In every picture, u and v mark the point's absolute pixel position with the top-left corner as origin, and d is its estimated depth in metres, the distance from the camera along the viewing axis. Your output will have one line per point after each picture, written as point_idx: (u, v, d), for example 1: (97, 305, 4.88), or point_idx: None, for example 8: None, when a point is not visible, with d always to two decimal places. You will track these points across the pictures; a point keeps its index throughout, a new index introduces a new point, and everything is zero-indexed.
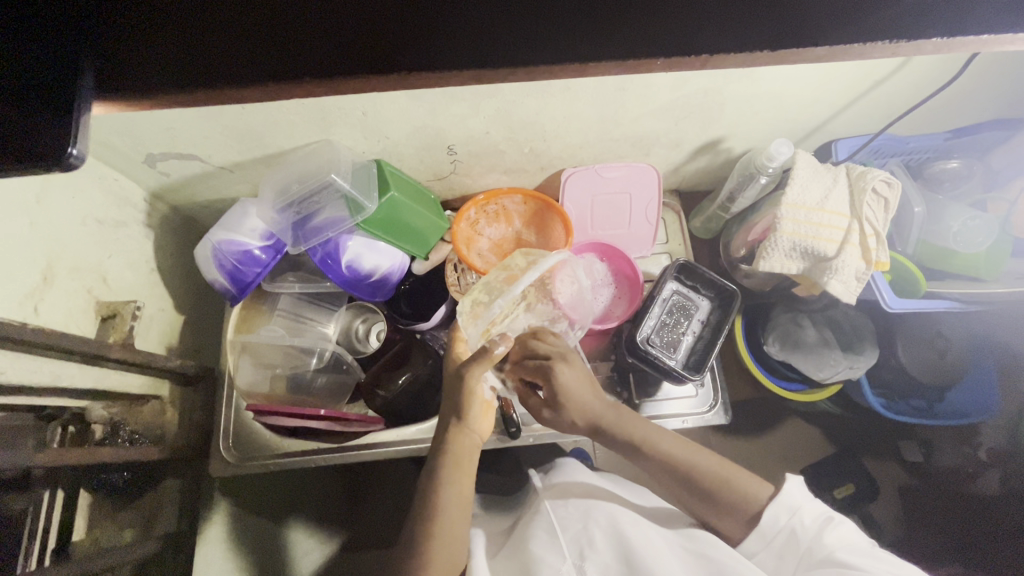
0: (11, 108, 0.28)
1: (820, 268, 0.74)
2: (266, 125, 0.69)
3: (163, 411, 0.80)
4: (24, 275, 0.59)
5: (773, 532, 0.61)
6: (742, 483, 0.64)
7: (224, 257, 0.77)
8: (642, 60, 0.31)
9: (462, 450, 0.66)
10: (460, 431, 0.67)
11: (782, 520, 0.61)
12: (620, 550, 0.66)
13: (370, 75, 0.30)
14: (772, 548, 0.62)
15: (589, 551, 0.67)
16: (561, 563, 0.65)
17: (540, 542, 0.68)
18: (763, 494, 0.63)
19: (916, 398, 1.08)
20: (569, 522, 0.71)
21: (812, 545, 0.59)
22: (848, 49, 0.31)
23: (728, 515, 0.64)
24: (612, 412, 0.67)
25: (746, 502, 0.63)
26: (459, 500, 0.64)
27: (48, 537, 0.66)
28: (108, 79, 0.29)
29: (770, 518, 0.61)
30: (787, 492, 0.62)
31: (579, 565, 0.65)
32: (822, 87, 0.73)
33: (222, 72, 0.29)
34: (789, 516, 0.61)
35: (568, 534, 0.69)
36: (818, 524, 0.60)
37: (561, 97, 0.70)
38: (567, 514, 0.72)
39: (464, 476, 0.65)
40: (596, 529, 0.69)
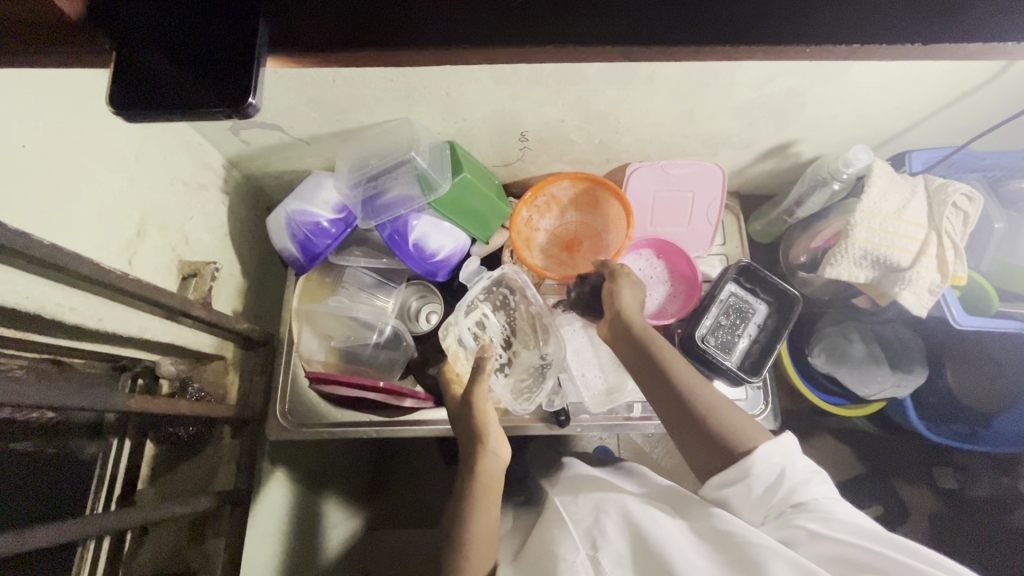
0: (198, 58, 0.29)
1: (891, 278, 0.73)
2: (352, 98, 0.71)
3: (225, 373, 0.83)
4: (120, 227, 0.61)
5: (760, 466, 0.59)
6: (735, 427, 0.62)
7: (296, 227, 0.78)
8: (787, 47, 0.32)
9: (489, 470, 0.67)
10: (483, 453, 0.67)
11: (774, 459, 0.59)
12: (631, 537, 0.62)
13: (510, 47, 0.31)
14: (754, 490, 0.59)
15: (601, 541, 0.62)
16: (573, 555, 0.61)
17: (556, 540, 0.65)
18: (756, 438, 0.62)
19: (960, 424, 1.07)
20: (579, 516, 0.68)
21: (793, 487, 0.58)
22: (1000, 47, 0.31)
23: (706, 449, 0.63)
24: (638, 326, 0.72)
25: (737, 448, 0.61)
26: (490, 526, 0.65)
27: (116, 482, 0.72)
28: (282, 37, 0.30)
29: (763, 454, 0.59)
30: (779, 439, 0.61)
31: (593, 557, 0.61)
32: (909, 95, 0.72)
33: (391, 36, 0.31)
34: (781, 456, 0.59)
35: (579, 528, 0.66)
36: (806, 473, 0.59)
37: (642, 89, 0.70)
38: (576, 510, 0.70)
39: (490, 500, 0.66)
40: (605, 519, 0.66)
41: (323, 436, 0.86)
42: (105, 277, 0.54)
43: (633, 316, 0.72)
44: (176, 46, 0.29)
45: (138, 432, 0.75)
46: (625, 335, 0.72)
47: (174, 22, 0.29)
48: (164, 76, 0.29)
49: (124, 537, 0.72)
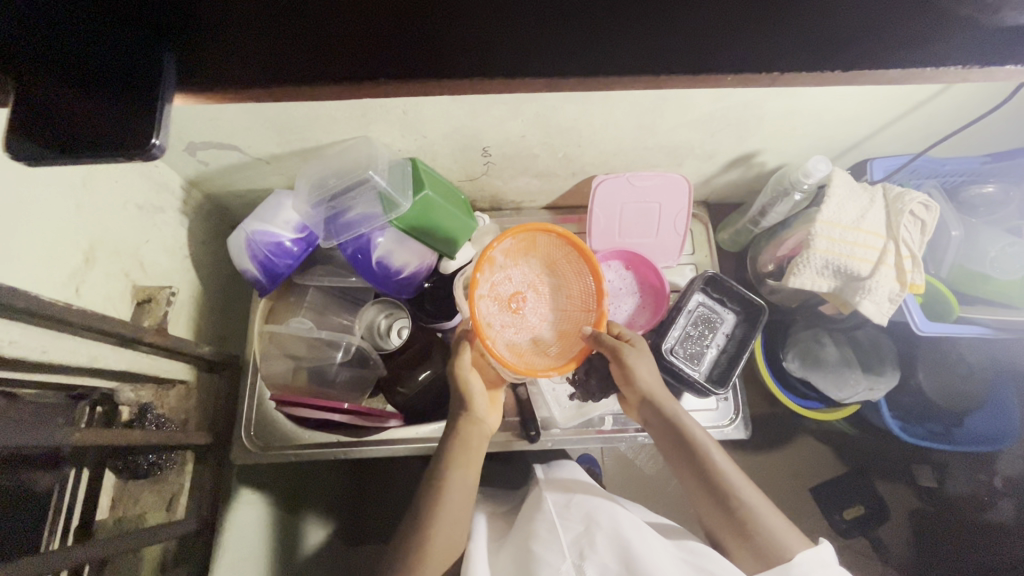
0: (100, 99, 0.28)
1: (852, 288, 0.73)
2: (307, 118, 0.70)
3: (189, 398, 0.81)
4: (66, 256, 0.60)
5: (797, 573, 0.57)
6: (775, 531, 0.62)
7: (256, 248, 0.77)
8: (711, 75, 0.32)
9: (469, 430, 0.72)
10: (466, 418, 0.73)
11: (814, 567, 0.58)
12: (621, 553, 0.62)
13: (432, 80, 0.31)
14: None
15: (589, 552, 0.63)
16: (560, 562, 0.61)
17: (542, 542, 0.65)
18: (799, 546, 0.61)
19: (935, 423, 1.08)
20: (571, 525, 0.68)
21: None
22: (921, 72, 0.31)
23: (741, 545, 0.64)
24: (668, 406, 0.73)
25: (776, 552, 0.60)
26: (463, 489, 0.67)
27: (72, 514, 0.69)
28: (192, 74, 0.29)
29: (804, 561, 0.58)
30: (821, 549, 0.60)
31: (579, 565, 0.61)
32: (864, 106, 0.72)
33: (306, 70, 0.30)
34: (821, 567, 0.58)
35: (569, 534, 0.66)
36: None
37: (600, 104, 0.70)
38: (568, 517, 0.70)
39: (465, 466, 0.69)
40: (597, 532, 0.65)
41: (291, 458, 0.85)
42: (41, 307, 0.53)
43: (656, 395, 0.74)
44: (74, 88, 0.28)
45: (97, 461, 0.72)
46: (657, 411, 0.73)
47: (74, 61, 0.28)
48: (64, 118, 0.28)
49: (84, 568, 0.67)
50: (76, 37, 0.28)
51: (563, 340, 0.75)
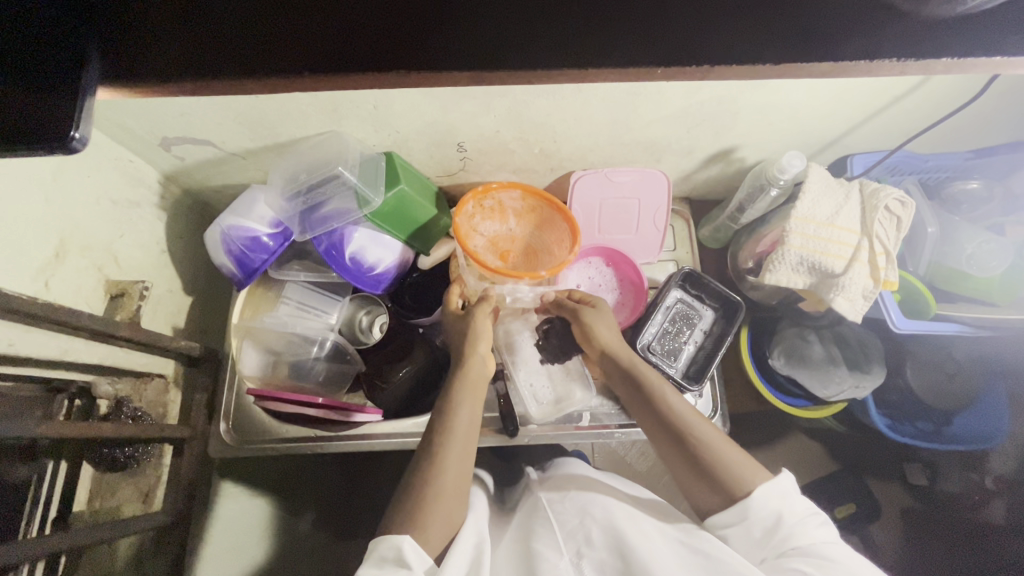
0: (20, 93, 0.28)
1: (826, 285, 0.73)
2: (278, 113, 0.70)
3: (166, 392, 0.82)
4: (35, 250, 0.60)
5: (756, 509, 0.60)
6: (734, 468, 0.63)
7: (232, 242, 0.77)
8: (643, 69, 0.32)
9: (475, 370, 0.71)
10: (472, 358, 0.72)
11: (773, 502, 0.60)
12: (617, 544, 0.60)
13: (363, 74, 0.31)
14: (748, 524, 0.60)
15: (586, 548, 0.61)
16: (557, 559, 0.60)
17: (540, 538, 0.63)
18: (756, 478, 0.62)
19: (923, 421, 1.07)
20: (566, 518, 0.66)
21: (792, 532, 0.58)
22: (854, 66, 0.31)
23: (703, 487, 0.64)
24: (625, 356, 0.74)
25: (732, 484, 0.62)
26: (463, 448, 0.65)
27: (50, 505, 0.70)
28: (118, 68, 0.29)
29: (760, 498, 0.60)
30: (777, 480, 0.62)
31: (576, 562, 0.59)
32: (838, 101, 0.72)
33: (229, 64, 0.30)
34: (777, 500, 0.60)
35: (565, 530, 0.64)
36: (805, 516, 0.59)
37: (572, 99, 0.70)
38: (563, 510, 0.68)
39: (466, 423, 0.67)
40: (593, 524, 0.64)
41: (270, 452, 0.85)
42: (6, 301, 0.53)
43: (617, 350, 0.75)
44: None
45: (74, 454, 0.73)
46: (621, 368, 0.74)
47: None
48: None
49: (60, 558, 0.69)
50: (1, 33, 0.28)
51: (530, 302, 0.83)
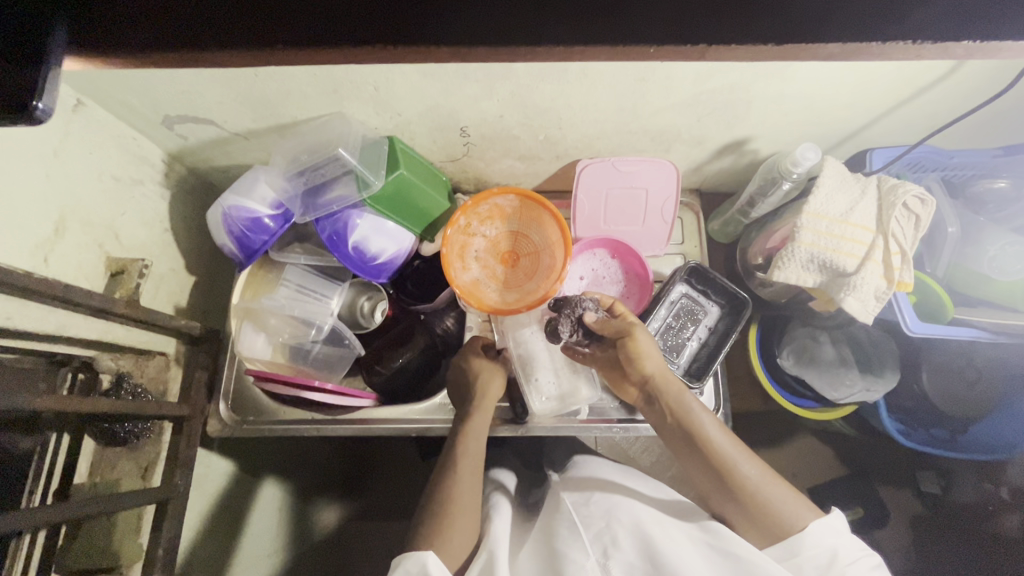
0: None
1: (837, 284, 0.70)
2: (278, 93, 0.69)
3: (168, 369, 0.83)
4: (34, 226, 0.61)
5: (808, 546, 0.60)
6: (779, 507, 0.62)
7: (233, 223, 0.77)
8: (634, 49, 0.30)
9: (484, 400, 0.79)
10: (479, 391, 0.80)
11: (825, 541, 0.60)
12: (646, 550, 0.61)
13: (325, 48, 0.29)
14: (797, 558, 0.60)
15: (613, 549, 0.62)
16: (584, 559, 0.61)
17: (564, 539, 0.64)
18: (805, 515, 0.62)
19: (938, 428, 1.05)
20: (592, 520, 0.66)
21: (843, 569, 0.58)
22: (864, 48, 0.29)
23: (749, 521, 0.64)
24: (666, 381, 0.71)
25: (783, 525, 0.62)
26: (473, 486, 0.70)
27: (53, 476, 0.72)
28: (86, 34, 0.28)
29: (815, 534, 0.60)
30: (830, 519, 0.62)
31: (603, 564, 0.60)
32: (859, 91, 0.68)
33: (197, 35, 0.29)
34: (834, 537, 0.60)
35: (592, 532, 0.65)
36: (856, 557, 0.59)
37: (578, 84, 0.67)
38: (590, 512, 0.68)
39: (473, 467, 0.72)
40: (619, 527, 0.64)
41: (265, 433, 0.85)
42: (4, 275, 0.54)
43: (659, 378, 0.72)
44: None
45: (77, 427, 0.75)
46: (659, 400, 0.72)
47: None
48: None
49: (60, 529, 0.71)
50: None
51: (523, 299, 0.82)
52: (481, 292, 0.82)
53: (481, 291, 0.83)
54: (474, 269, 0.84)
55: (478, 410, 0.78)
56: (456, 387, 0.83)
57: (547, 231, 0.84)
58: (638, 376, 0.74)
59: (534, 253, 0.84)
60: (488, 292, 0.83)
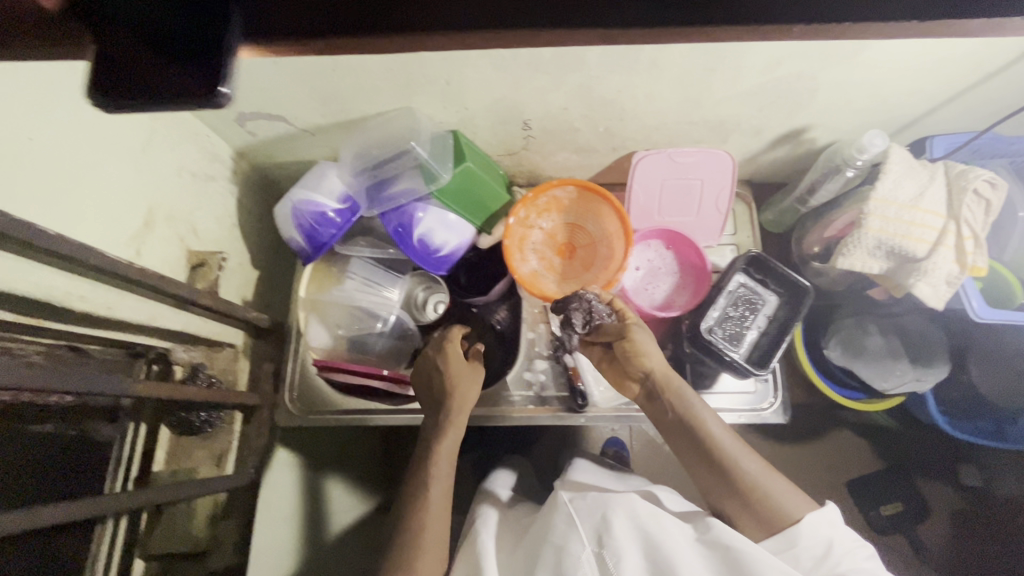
0: (157, 42, 0.29)
1: (906, 269, 0.70)
2: (352, 88, 0.71)
3: (238, 360, 0.85)
4: (128, 219, 0.63)
5: (805, 536, 0.61)
6: (779, 499, 0.64)
7: (302, 217, 0.79)
8: (774, 27, 0.31)
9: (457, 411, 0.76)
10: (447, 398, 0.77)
11: (822, 530, 0.62)
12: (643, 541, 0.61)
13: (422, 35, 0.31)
14: (796, 549, 0.61)
15: (609, 540, 0.62)
16: (582, 550, 0.61)
17: (559, 531, 0.64)
18: (800, 508, 0.63)
19: (986, 420, 1.03)
20: (587, 511, 0.67)
21: (839, 559, 0.60)
22: (1004, 24, 0.29)
23: (746, 514, 0.65)
24: (665, 377, 0.72)
25: (781, 517, 0.63)
26: (441, 504, 0.70)
27: (132, 463, 0.76)
28: (258, 23, 0.30)
29: (811, 525, 0.62)
30: (825, 510, 0.63)
31: (600, 554, 0.61)
32: (928, 76, 0.68)
33: (355, 23, 0.30)
34: (829, 527, 0.62)
35: (586, 523, 0.65)
36: (849, 546, 0.61)
37: (646, 74, 0.68)
38: (584, 505, 0.68)
39: (443, 472, 0.72)
40: (616, 517, 0.65)
41: (332, 423, 0.87)
42: (119, 267, 0.55)
43: (660, 375, 0.72)
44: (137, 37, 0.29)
45: (152, 416, 0.79)
46: (661, 397, 0.72)
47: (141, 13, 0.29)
48: (130, 62, 0.29)
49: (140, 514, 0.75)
50: None
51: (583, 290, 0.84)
52: (543, 283, 0.84)
53: (541, 282, 0.84)
54: (533, 261, 0.85)
55: (453, 426, 0.75)
56: (426, 389, 0.79)
57: (604, 223, 0.86)
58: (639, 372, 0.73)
59: (591, 245, 0.86)
60: (549, 282, 0.84)
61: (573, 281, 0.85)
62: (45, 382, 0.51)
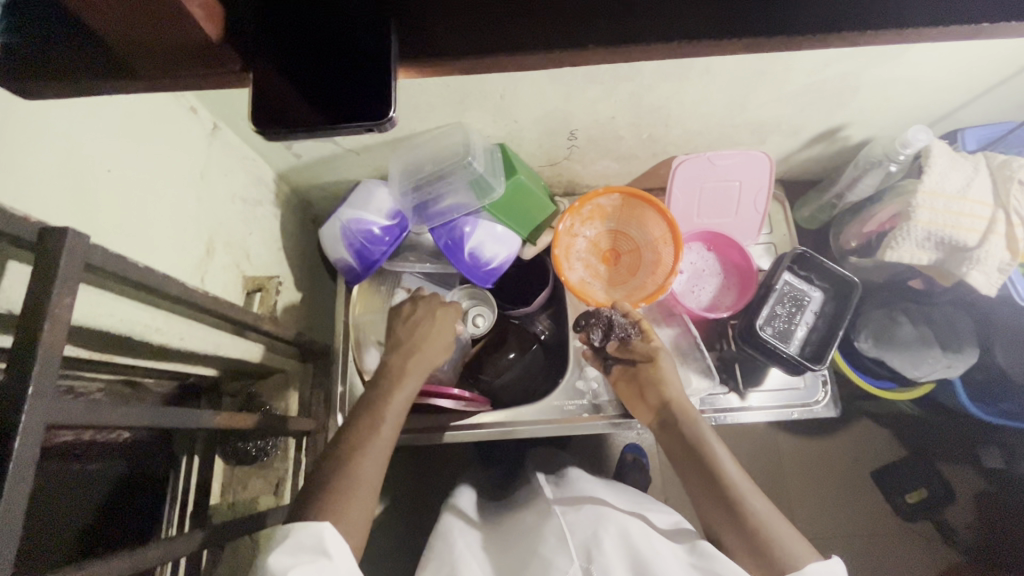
0: (309, 72, 0.30)
1: (957, 258, 0.72)
2: (407, 106, 0.71)
3: (288, 386, 0.83)
4: (194, 248, 0.62)
5: None
6: (785, 545, 0.59)
7: (352, 237, 0.80)
8: (911, 32, 0.29)
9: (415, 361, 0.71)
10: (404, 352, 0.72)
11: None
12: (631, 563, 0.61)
13: (523, 55, 0.30)
14: None
15: (597, 555, 0.62)
16: (568, 566, 0.61)
17: (550, 545, 0.64)
18: (805, 554, 0.59)
19: (1009, 402, 1.00)
20: (579, 526, 0.66)
21: None
22: None
23: (748, 555, 0.61)
24: (682, 405, 0.71)
25: (786, 561, 0.58)
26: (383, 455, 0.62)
27: (186, 497, 0.74)
28: (408, 46, 0.30)
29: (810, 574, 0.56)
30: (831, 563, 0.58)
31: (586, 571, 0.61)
32: (966, 71, 0.71)
33: (496, 40, 0.29)
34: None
35: (577, 537, 0.65)
36: None
37: (697, 81, 0.70)
38: (578, 519, 0.68)
39: (391, 433, 0.64)
40: (606, 534, 0.64)
41: None
42: (196, 298, 0.54)
43: (678, 402, 0.72)
44: (287, 67, 0.29)
45: (206, 448, 0.77)
46: (675, 425, 0.71)
47: (292, 41, 0.29)
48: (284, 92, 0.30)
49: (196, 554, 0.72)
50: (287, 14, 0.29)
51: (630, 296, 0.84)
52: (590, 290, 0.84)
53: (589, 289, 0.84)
54: (579, 269, 0.85)
55: (408, 374, 0.69)
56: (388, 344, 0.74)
57: (649, 228, 0.86)
58: (655, 396, 0.73)
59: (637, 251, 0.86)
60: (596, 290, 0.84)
61: (620, 287, 0.86)
62: (165, 422, 0.49)
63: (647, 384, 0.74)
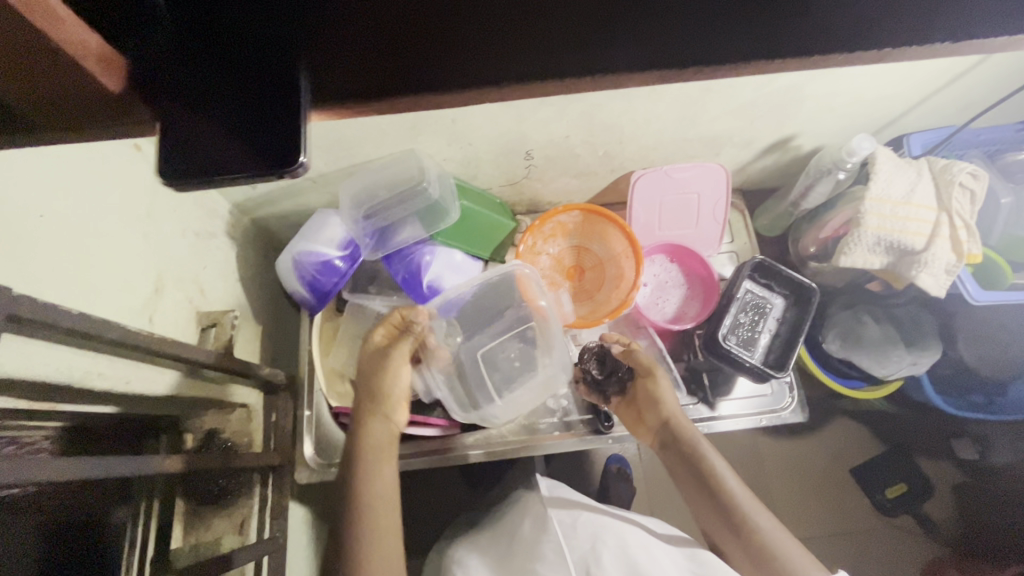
0: (214, 121, 0.29)
1: (907, 262, 0.74)
2: (358, 135, 0.71)
3: (252, 419, 0.81)
4: (139, 287, 0.60)
5: None
6: (795, 561, 0.56)
7: (305, 269, 0.79)
8: (819, 57, 0.30)
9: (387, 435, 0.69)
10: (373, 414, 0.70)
11: None
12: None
13: (434, 92, 0.30)
14: None
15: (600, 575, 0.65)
16: None
17: (549, 565, 0.65)
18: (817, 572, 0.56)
19: (976, 393, 1.02)
20: (579, 543, 0.69)
21: None
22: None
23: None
24: (681, 421, 0.69)
25: None
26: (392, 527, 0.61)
27: (146, 547, 0.68)
28: (320, 90, 0.30)
29: None
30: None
31: None
32: (905, 81, 0.73)
33: (407, 78, 0.29)
34: None
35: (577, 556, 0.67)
36: None
37: (645, 99, 0.71)
38: (578, 538, 0.70)
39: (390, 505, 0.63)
40: (605, 551, 0.67)
41: None
42: (139, 339, 0.53)
43: (677, 419, 0.70)
44: (194, 118, 0.29)
45: (166, 491, 0.72)
46: (674, 444, 0.69)
47: (198, 92, 0.29)
48: (190, 142, 0.29)
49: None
50: (193, 67, 0.29)
51: (597, 310, 0.84)
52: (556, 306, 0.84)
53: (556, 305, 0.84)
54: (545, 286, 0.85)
55: (379, 422, 0.69)
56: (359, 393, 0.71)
57: (610, 242, 0.87)
58: (653, 414, 0.72)
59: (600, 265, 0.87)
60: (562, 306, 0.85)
61: (587, 302, 0.86)
62: (109, 473, 0.48)
63: (644, 401, 0.73)
